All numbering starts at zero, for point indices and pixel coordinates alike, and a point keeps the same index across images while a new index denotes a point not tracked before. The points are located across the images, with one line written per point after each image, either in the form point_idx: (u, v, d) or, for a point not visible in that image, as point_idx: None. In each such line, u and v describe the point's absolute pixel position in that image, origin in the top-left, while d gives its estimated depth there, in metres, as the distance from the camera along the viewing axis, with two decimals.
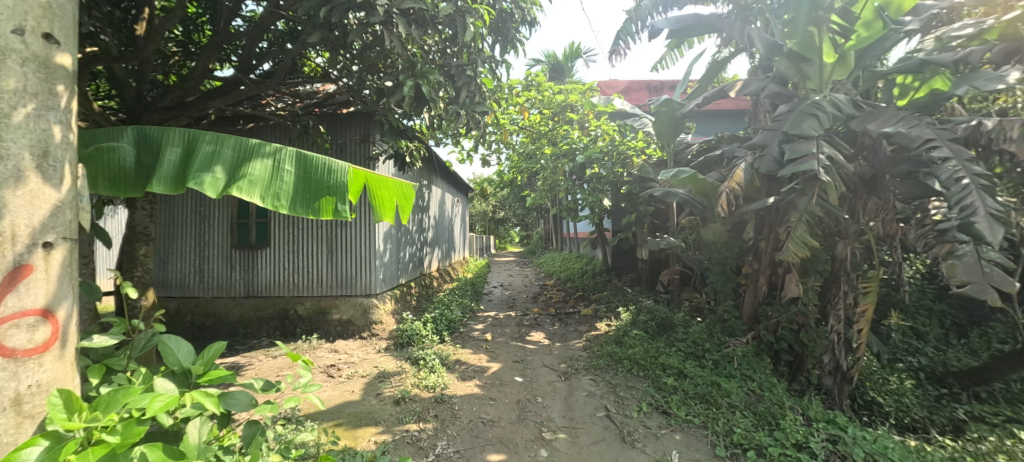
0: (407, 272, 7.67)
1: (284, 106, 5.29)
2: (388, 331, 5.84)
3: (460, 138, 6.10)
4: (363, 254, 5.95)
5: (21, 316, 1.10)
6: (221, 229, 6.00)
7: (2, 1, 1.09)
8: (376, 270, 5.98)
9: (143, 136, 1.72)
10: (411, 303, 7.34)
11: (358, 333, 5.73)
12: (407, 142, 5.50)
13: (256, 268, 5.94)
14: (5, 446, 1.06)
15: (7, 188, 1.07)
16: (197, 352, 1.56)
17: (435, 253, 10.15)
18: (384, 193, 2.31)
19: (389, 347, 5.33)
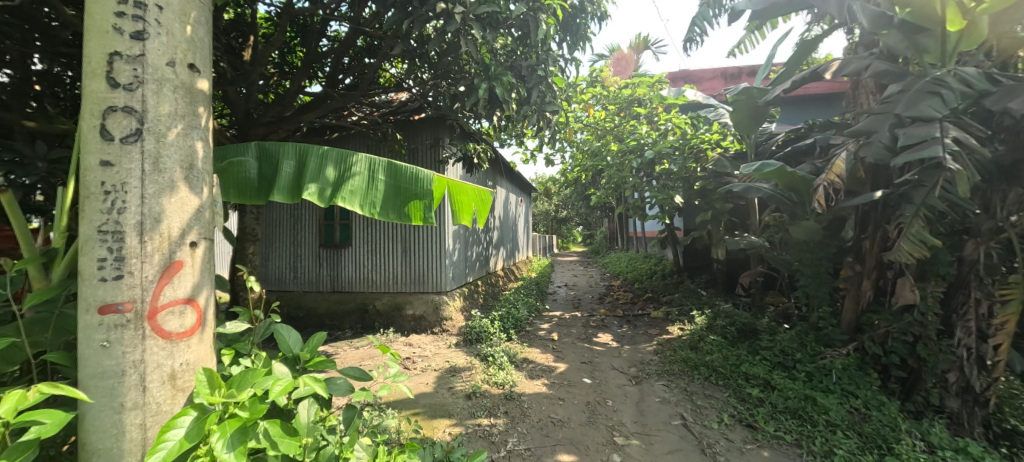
0: (474, 272, 7.88)
1: (364, 116, 5.71)
2: (458, 327, 6.07)
3: (525, 139, 6.15)
4: (434, 253, 6.23)
5: (174, 304, 1.28)
6: (311, 230, 6.61)
7: (160, 39, 1.30)
8: (446, 268, 6.24)
9: (263, 150, 1.92)
10: (479, 301, 7.56)
11: (431, 328, 6.02)
12: (474, 144, 5.68)
13: (341, 266, 6.47)
14: (165, 414, 1.26)
15: (163, 196, 1.27)
16: (305, 340, 1.73)
17: (500, 252, 10.32)
18: (463, 199, 2.37)
19: (459, 343, 5.52)
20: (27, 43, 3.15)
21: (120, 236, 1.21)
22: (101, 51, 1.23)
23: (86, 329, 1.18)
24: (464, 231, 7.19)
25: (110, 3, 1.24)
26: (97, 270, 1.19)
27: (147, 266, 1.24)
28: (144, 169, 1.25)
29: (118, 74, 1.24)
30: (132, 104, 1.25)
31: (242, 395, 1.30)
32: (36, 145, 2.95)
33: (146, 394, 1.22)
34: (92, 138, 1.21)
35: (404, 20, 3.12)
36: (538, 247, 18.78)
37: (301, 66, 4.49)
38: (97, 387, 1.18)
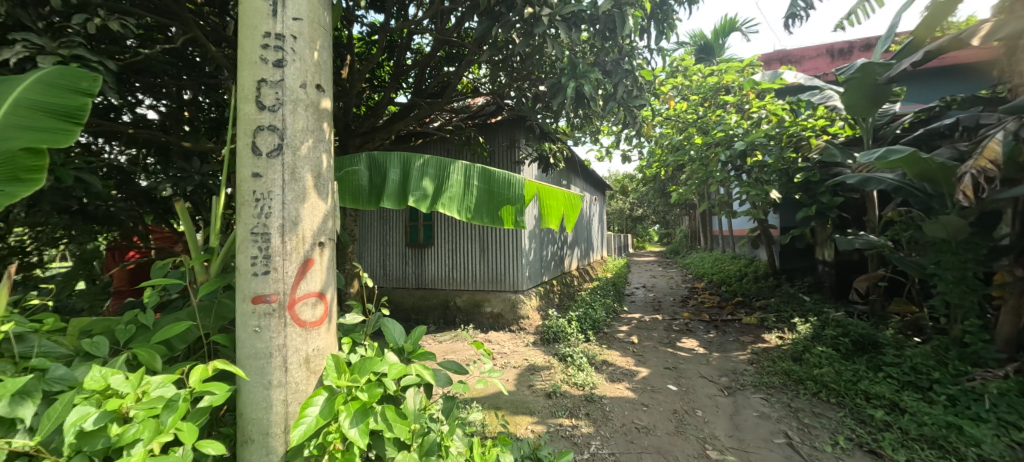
0: (549, 271, 7.87)
1: (445, 122, 6.00)
2: (535, 326, 6.13)
3: (601, 135, 5.99)
4: (511, 252, 6.34)
5: (308, 296, 1.46)
6: (399, 230, 7.10)
7: (295, 64, 1.48)
8: (522, 267, 6.32)
9: (372, 159, 2.08)
10: (555, 300, 7.55)
11: (509, 326, 6.14)
12: (550, 144, 5.71)
13: (424, 264, 6.87)
14: (301, 392, 1.44)
15: (300, 202, 1.46)
16: (408, 333, 1.85)
17: (575, 252, 10.19)
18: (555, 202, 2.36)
19: (536, 342, 5.55)
20: (181, 77, 3.78)
21: (267, 238, 1.41)
22: (252, 79, 1.44)
23: (243, 316, 1.39)
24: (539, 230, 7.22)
25: (257, 36, 1.44)
26: (250, 266, 1.40)
27: (287, 263, 1.42)
28: (285, 179, 1.44)
29: (264, 98, 1.44)
30: (275, 123, 1.44)
31: (362, 380, 1.43)
32: (190, 162, 3.55)
33: (288, 374, 1.41)
34: (245, 154, 1.42)
35: (491, 27, 3.20)
36: (613, 246, 18.21)
37: (390, 79, 4.85)
38: (251, 366, 1.38)
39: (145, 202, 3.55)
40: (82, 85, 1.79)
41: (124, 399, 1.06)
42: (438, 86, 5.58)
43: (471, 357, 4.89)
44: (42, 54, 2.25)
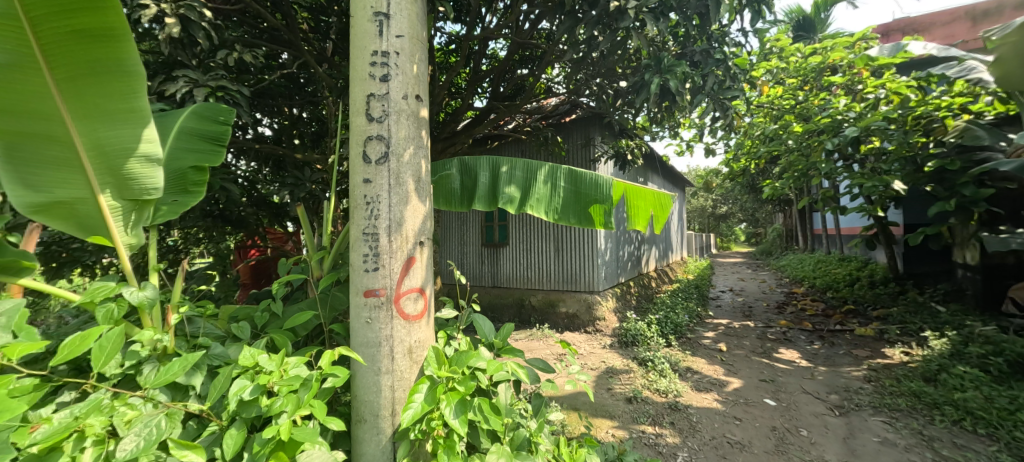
0: (626, 272, 7.63)
1: (520, 122, 6.02)
2: (612, 328, 5.97)
3: (683, 129, 5.65)
4: (586, 252, 6.27)
5: (411, 292, 1.57)
6: (475, 230, 7.34)
7: (399, 77, 1.61)
8: (598, 267, 6.20)
9: (463, 163, 2.19)
10: (632, 302, 7.30)
11: (585, 327, 6.05)
12: (628, 140, 5.56)
13: (500, 263, 7.03)
14: (406, 380, 1.56)
15: (403, 204, 1.58)
16: (498, 329, 1.91)
17: (653, 252, 9.74)
18: (642, 202, 2.32)
19: (612, 344, 5.40)
20: (293, 97, 4.30)
21: (377, 238, 1.54)
22: (363, 94, 1.59)
23: (356, 307, 1.54)
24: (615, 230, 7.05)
25: (366, 55, 1.59)
26: (362, 263, 1.55)
27: (393, 260, 1.55)
28: (390, 183, 1.57)
29: (373, 110, 1.58)
30: (382, 132, 1.58)
31: (459, 372, 1.52)
32: (301, 171, 4.02)
33: (394, 363, 1.53)
34: (358, 161, 1.58)
35: (572, 27, 3.20)
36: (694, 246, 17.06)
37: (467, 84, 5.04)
38: (364, 353, 1.53)
39: (266, 207, 4.09)
40: (220, 118, 1.98)
41: (271, 375, 1.24)
42: (514, 88, 5.69)
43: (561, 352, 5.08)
44: (196, 85, 2.71)
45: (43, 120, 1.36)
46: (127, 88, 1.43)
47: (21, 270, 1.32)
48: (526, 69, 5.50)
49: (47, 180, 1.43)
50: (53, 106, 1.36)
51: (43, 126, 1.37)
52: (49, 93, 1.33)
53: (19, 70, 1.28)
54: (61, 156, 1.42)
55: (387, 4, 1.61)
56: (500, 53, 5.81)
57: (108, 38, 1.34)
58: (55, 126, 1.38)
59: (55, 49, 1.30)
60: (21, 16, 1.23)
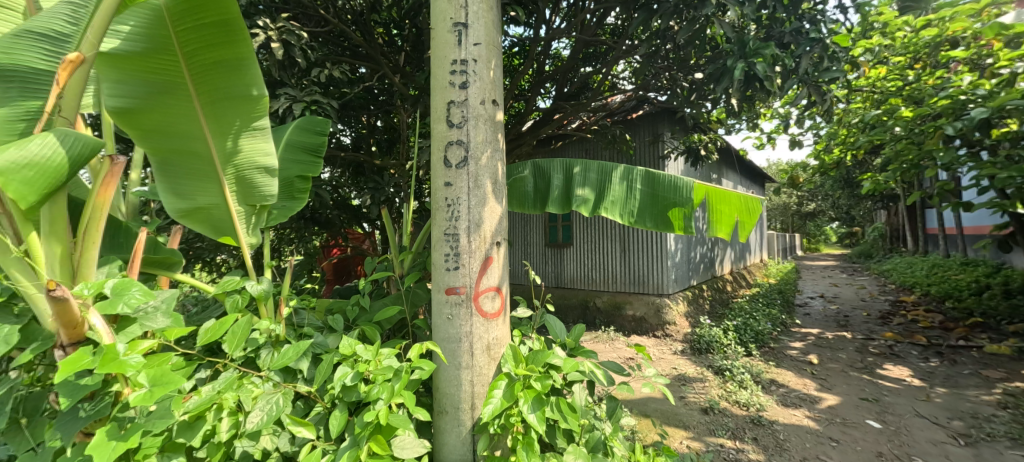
0: (698, 275, 7.21)
1: (585, 122, 5.74)
2: (683, 333, 5.67)
3: (764, 120, 5.21)
4: (655, 253, 6.03)
5: (489, 291, 1.62)
6: (539, 231, 7.35)
7: (476, 83, 1.67)
8: (667, 269, 5.95)
9: (537, 166, 2.20)
10: (706, 307, 6.88)
11: (653, 331, 5.81)
12: (701, 135, 5.28)
13: (564, 264, 6.99)
14: (484, 376, 1.60)
15: (481, 205, 1.64)
16: (570, 329, 1.89)
17: (728, 253, 9.10)
18: (725, 206, 2.21)
19: (684, 350, 5.12)
20: (371, 107, 4.63)
21: (457, 238, 1.62)
22: (443, 102, 1.68)
23: (438, 304, 1.63)
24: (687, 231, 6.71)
25: (447, 64, 1.68)
26: (445, 262, 1.62)
27: (473, 260, 1.61)
28: (470, 186, 1.63)
29: (453, 117, 1.66)
30: (461, 137, 1.65)
31: (536, 371, 1.53)
32: (379, 176, 4.31)
33: (473, 358, 1.59)
34: (440, 166, 1.66)
35: (647, 19, 3.10)
36: (778, 247, 15.58)
37: (531, 85, 5.08)
38: (446, 348, 1.60)
39: (348, 210, 4.44)
40: (317, 130, 2.19)
41: (367, 363, 1.35)
42: (579, 87, 5.63)
43: (628, 356, 4.92)
44: (296, 101, 3.04)
45: (189, 139, 1.59)
46: (253, 109, 1.63)
47: (165, 263, 1.51)
48: (591, 67, 5.43)
49: (190, 188, 1.68)
50: (197, 128, 1.57)
51: (190, 144, 1.60)
52: (194, 117, 1.54)
53: (173, 96, 1.50)
54: (201, 168, 1.66)
55: (465, 14, 1.68)
56: (564, 52, 5.80)
57: (239, 67, 1.53)
58: (197, 144, 1.60)
59: (200, 79, 1.50)
60: (177, 53, 1.43)
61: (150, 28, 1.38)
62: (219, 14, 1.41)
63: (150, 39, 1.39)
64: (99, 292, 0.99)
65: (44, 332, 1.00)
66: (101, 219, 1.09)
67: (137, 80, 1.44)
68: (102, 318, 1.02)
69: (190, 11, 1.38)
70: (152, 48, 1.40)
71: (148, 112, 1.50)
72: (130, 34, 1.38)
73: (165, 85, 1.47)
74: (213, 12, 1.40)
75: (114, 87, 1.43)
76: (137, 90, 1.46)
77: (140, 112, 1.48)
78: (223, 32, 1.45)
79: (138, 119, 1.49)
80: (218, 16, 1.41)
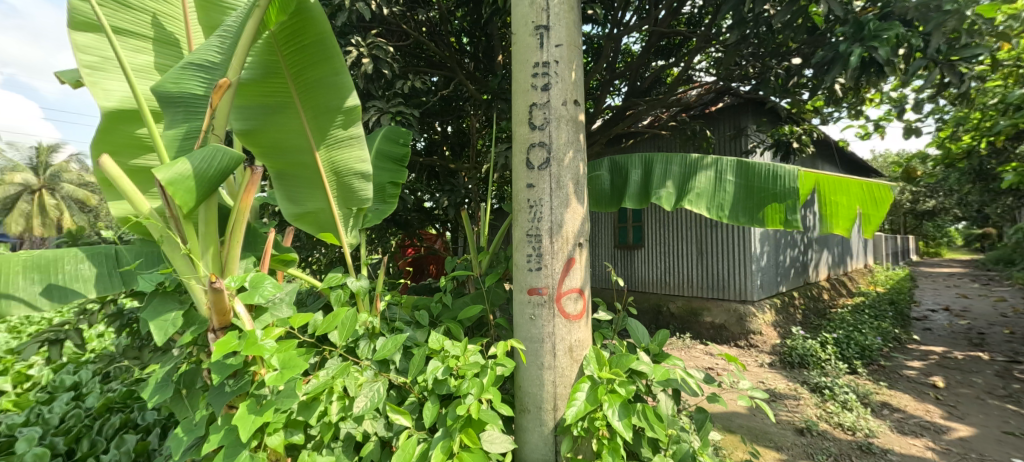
0: (789, 281, 6.56)
1: (658, 118, 5.50)
2: (771, 344, 5.17)
3: (872, 107, 4.61)
4: (738, 256, 5.60)
5: (571, 292, 1.61)
6: (608, 231, 7.16)
7: (559, 85, 1.68)
8: (752, 274, 5.48)
9: (614, 162, 2.15)
10: (799, 317, 6.23)
11: (735, 341, 5.38)
12: (792, 127, 4.81)
13: (634, 266, 6.74)
14: (566, 377, 1.59)
15: (563, 207, 1.64)
16: (653, 334, 1.80)
17: (825, 257, 8.18)
18: (840, 197, 2.14)
19: (772, 363, 4.68)
20: (446, 114, 4.85)
21: (540, 239, 1.63)
22: (526, 105, 1.70)
23: (521, 304, 1.65)
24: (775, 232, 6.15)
25: (529, 67, 1.70)
26: (527, 263, 1.65)
27: (555, 261, 1.61)
28: (552, 187, 1.64)
29: (535, 119, 1.68)
30: (544, 139, 1.66)
31: (620, 375, 1.48)
32: (454, 180, 4.49)
33: (555, 359, 1.58)
34: (522, 168, 1.69)
35: (736, 6, 2.88)
36: (887, 251, 13.62)
37: (602, 83, 4.97)
38: (529, 347, 1.62)
39: (425, 212, 4.67)
40: (400, 140, 2.34)
41: (457, 359, 1.41)
42: (651, 83, 5.42)
43: (707, 366, 4.61)
44: (382, 113, 3.28)
45: (299, 152, 1.75)
46: (349, 119, 1.77)
47: (284, 260, 1.68)
48: (665, 61, 5.19)
49: (302, 195, 1.86)
50: (305, 141, 1.73)
51: (300, 157, 1.76)
52: (302, 131, 1.70)
53: (283, 115, 1.66)
54: (309, 177, 1.82)
55: (547, 16, 1.68)
56: (634, 47, 5.62)
57: (336, 81, 1.66)
58: (305, 156, 1.76)
59: (304, 97, 1.65)
60: (285, 75, 1.58)
61: (264, 55, 1.55)
62: (315, 34, 1.55)
63: (263, 65, 1.55)
64: (239, 284, 1.14)
65: (199, 317, 1.17)
66: (243, 221, 1.25)
67: (256, 104, 1.62)
68: (243, 306, 1.19)
69: (294, 35, 1.52)
70: (266, 74, 1.57)
71: (265, 131, 1.67)
72: (247, 64, 1.56)
73: (277, 105, 1.64)
74: (312, 33, 1.55)
75: (238, 112, 1.63)
76: (256, 113, 1.64)
77: (260, 132, 1.67)
78: (320, 50, 1.58)
79: (257, 138, 1.68)
80: (316, 36, 1.55)
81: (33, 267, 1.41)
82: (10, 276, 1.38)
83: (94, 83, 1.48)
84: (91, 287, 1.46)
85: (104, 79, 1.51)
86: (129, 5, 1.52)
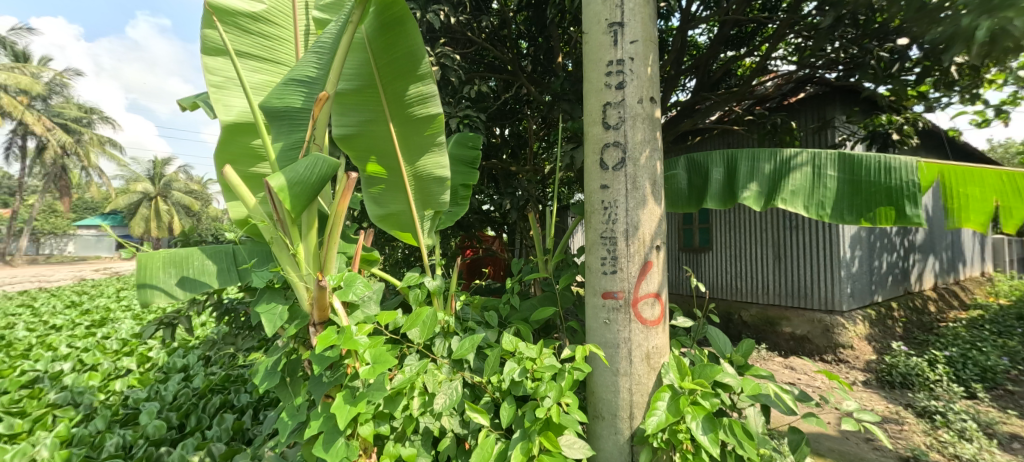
0: (886, 290, 5.84)
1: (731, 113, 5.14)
2: (865, 360, 4.62)
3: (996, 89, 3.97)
4: (823, 261, 5.08)
5: (648, 297, 1.55)
6: (672, 234, 6.81)
7: (636, 81, 1.62)
8: (842, 281, 4.94)
9: (692, 161, 2.03)
10: (901, 331, 5.52)
11: (821, 354, 4.87)
12: (892, 116, 4.29)
13: (701, 270, 6.37)
14: (643, 384, 1.53)
15: (640, 208, 1.58)
16: (736, 344, 1.68)
17: (931, 263, 7.21)
18: (971, 188, 2.01)
19: (867, 382, 4.19)
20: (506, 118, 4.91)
21: (614, 241, 1.59)
22: (599, 104, 1.67)
23: (595, 308, 1.62)
24: (870, 234, 5.49)
25: (602, 66, 1.66)
26: (601, 266, 1.61)
27: (630, 264, 1.56)
28: (628, 188, 1.59)
29: (609, 119, 1.64)
30: (619, 139, 1.61)
31: (704, 387, 1.39)
32: (514, 183, 4.53)
33: (631, 365, 1.53)
34: (596, 169, 1.66)
35: None
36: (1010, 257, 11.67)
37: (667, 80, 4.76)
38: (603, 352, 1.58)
39: (486, 214, 4.75)
40: (470, 144, 2.39)
41: (533, 361, 1.40)
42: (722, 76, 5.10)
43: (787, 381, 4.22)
44: (448, 118, 3.38)
45: (385, 157, 1.85)
46: (431, 127, 1.84)
47: (369, 259, 1.75)
48: (736, 52, 4.86)
49: (387, 197, 1.95)
50: (391, 146, 1.82)
51: (385, 161, 1.86)
52: (390, 137, 1.80)
53: (375, 121, 1.76)
54: (394, 181, 1.91)
55: (621, 13, 1.64)
56: (701, 39, 5.32)
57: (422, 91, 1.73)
58: (392, 160, 1.85)
59: (394, 105, 1.74)
60: (379, 85, 1.68)
61: (362, 66, 1.66)
62: (407, 47, 1.62)
63: (360, 77, 1.66)
64: (336, 282, 1.24)
65: (302, 312, 1.27)
66: (339, 224, 1.34)
67: (352, 112, 1.73)
68: (338, 302, 1.29)
69: (388, 47, 1.61)
70: (363, 85, 1.67)
71: (359, 137, 1.78)
72: (347, 74, 1.67)
73: (371, 113, 1.74)
74: (405, 46, 1.62)
75: (337, 120, 1.75)
76: (352, 120, 1.75)
77: (353, 137, 1.78)
78: (410, 61, 1.66)
79: (352, 143, 1.79)
80: (407, 48, 1.63)
81: (169, 262, 1.63)
82: (152, 268, 1.59)
83: (219, 99, 1.67)
84: (215, 279, 1.66)
85: (226, 96, 1.70)
86: (248, 30, 1.71)
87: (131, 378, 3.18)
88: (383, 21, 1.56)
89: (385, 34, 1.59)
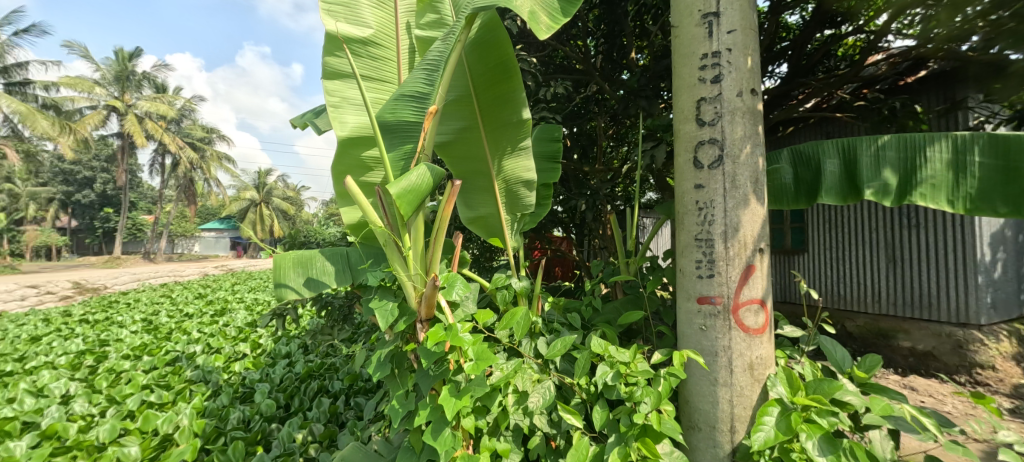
0: None
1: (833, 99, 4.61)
2: (1014, 384, 3.88)
3: None
4: (953, 268, 4.34)
5: (752, 304, 1.45)
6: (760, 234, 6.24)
7: (735, 73, 1.53)
8: (982, 291, 4.18)
9: (798, 153, 1.84)
10: None
11: (953, 374, 4.18)
12: None
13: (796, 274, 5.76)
14: (746, 396, 1.44)
15: (740, 209, 1.49)
16: (855, 358, 1.51)
17: None
18: None
19: (1017, 410, 3.52)
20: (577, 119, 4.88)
21: (711, 244, 1.50)
22: (692, 100, 1.59)
23: (689, 313, 1.55)
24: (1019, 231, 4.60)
25: (695, 60, 1.58)
26: (696, 269, 1.54)
27: (731, 268, 1.47)
28: (726, 187, 1.50)
29: (704, 115, 1.56)
30: (715, 136, 1.53)
31: (821, 403, 1.28)
32: (586, 183, 4.47)
33: (733, 375, 1.44)
34: (689, 168, 1.59)
35: None
36: None
37: None
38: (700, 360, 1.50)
39: (557, 214, 4.74)
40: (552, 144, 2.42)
41: (626, 365, 1.38)
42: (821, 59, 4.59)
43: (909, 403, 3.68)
44: None
45: (476, 161, 1.94)
46: (519, 131, 1.90)
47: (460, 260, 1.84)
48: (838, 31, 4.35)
49: (477, 201, 2.03)
50: (482, 152, 1.92)
51: (476, 166, 1.95)
52: (481, 143, 1.90)
53: (470, 129, 1.87)
54: (484, 185, 1.99)
55: (715, 2, 1.55)
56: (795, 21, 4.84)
57: (512, 97, 1.81)
58: (482, 165, 1.94)
59: (486, 113, 1.84)
60: (473, 94, 1.79)
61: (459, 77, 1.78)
62: (500, 56, 1.72)
63: (457, 87, 1.78)
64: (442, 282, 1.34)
65: (410, 309, 1.38)
66: (443, 227, 1.43)
67: (449, 121, 1.86)
68: (444, 301, 1.38)
69: (483, 59, 1.72)
70: (459, 95, 1.79)
71: (454, 144, 1.90)
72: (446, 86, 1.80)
73: (465, 120, 1.86)
74: (498, 55, 1.72)
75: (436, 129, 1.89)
76: (448, 128, 1.88)
77: (449, 144, 1.91)
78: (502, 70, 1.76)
79: (447, 150, 1.92)
80: (501, 57, 1.72)
81: (297, 263, 1.86)
82: (284, 268, 1.83)
83: (337, 117, 1.86)
84: (333, 278, 1.85)
85: (342, 113, 1.88)
86: (365, 54, 1.91)
87: (247, 361, 3.66)
88: (480, 34, 1.68)
89: (481, 47, 1.70)
